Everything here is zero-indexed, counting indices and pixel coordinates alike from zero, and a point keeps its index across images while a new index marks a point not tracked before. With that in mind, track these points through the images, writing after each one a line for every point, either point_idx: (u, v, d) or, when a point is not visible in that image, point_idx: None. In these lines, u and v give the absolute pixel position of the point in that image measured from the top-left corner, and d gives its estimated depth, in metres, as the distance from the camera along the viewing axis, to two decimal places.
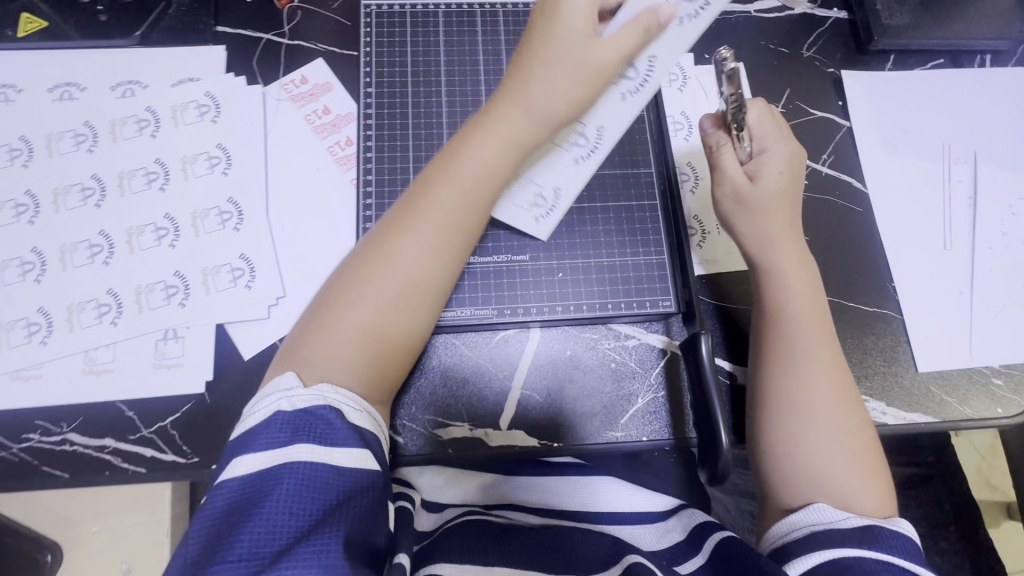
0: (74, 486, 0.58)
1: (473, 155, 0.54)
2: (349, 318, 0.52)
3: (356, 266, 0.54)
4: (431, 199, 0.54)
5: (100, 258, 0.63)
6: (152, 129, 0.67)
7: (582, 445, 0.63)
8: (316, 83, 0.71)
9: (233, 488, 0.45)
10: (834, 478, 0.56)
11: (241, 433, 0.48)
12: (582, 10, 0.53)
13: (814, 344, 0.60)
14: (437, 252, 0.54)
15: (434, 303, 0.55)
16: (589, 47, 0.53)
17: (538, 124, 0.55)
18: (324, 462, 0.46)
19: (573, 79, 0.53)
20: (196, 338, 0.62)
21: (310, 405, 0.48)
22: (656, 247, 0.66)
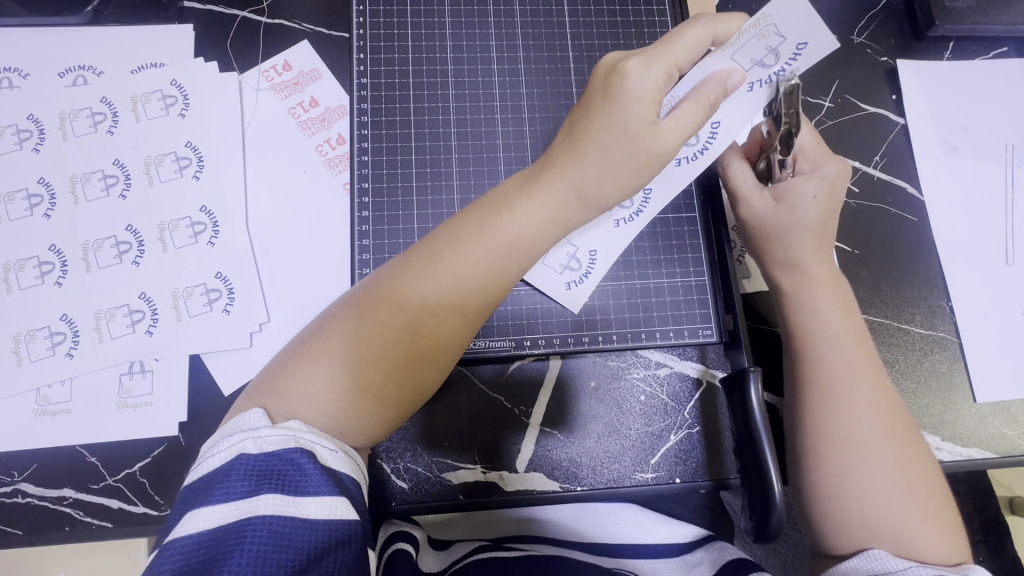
0: (29, 543, 0.50)
1: (514, 214, 0.46)
2: (328, 377, 0.42)
3: (356, 309, 0.45)
4: (454, 256, 0.45)
5: (51, 278, 0.55)
6: (109, 125, 0.58)
7: (606, 489, 0.56)
8: (301, 70, 0.61)
9: (181, 551, 0.35)
10: (889, 523, 0.46)
11: (197, 482, 0.38)
12: (655, 85, 0.45)
13: (858, 383, 0.49)
14: (456, 321, 0.46)
15: (437, 372, 0.46)
16: (658, 129, 0.45)
17: (584, 207, 0.48)
18: (295, 516, 0.36)
19: (629, 167, 0.46)
20: (167, 370, 0.54)
21: (278, 449, 0.39)
22: (696, 267, 0.59)
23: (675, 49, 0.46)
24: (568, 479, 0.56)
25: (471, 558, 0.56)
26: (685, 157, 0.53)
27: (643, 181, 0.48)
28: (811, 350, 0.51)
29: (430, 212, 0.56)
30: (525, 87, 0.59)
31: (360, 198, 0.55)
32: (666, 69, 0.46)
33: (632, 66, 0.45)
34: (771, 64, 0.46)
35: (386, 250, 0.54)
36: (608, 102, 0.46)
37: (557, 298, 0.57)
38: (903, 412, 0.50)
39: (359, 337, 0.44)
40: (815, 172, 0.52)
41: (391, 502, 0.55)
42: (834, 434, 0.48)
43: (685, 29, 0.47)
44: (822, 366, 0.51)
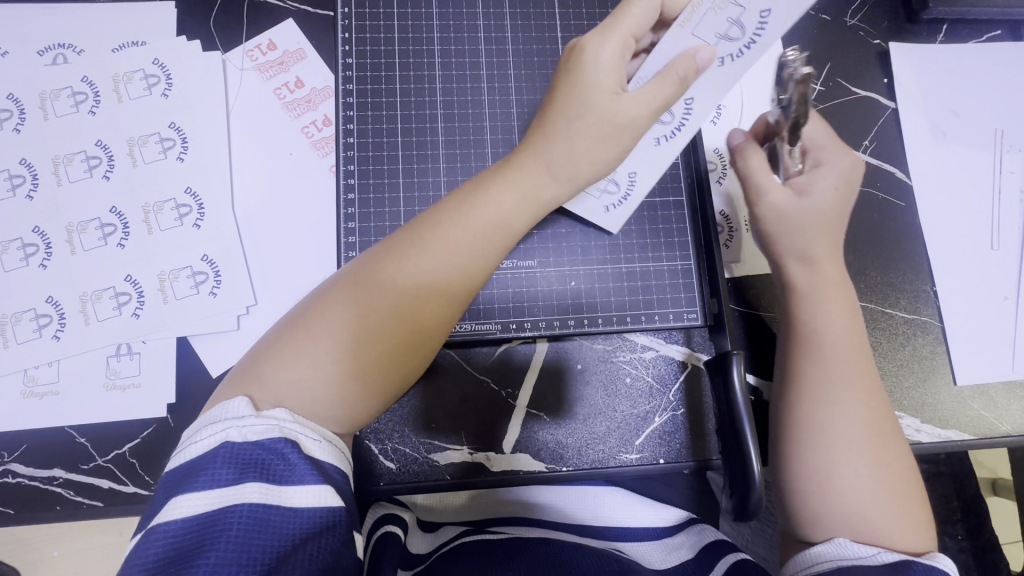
0: (21, 522, 0.51)
1: (491, 195, 0.46)
2: (313, 359, 0.43)
3: (340, 295, 0.45)
4: (436, 236, 0.45)
5: (35, 259, 0.54)
6: (90, 104, 0.57)
7: (594, 470, 0.57)
8: (286, 50, 0.60)
9: (167, 536, 0.36)
10: (863, 514, 0.47)
11: (180, 467, 0.39)
12: (613, 59, 0.45)
13: (849, 376, 0.50)
14: (437, 302, 0.46)
15: (420, 352, 0.47)
16: (623, 99, 0.45)
17: (560, 184, 0.47)
18: (280, 505, 0.37)
19: (602, 143, 0.46)
20: (155, 352, 0.54)
21: (263, 438, 0.39)
22: (683, 252, 0.59)
23: (628, 19, 0.46)
24: (557, 461, 0.57)
25: (458, 542, 0.57)
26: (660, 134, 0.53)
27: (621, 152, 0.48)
28: (808, 342, 0.52)
29: (417, 195, 0.55)
30: (513, 68, 0.59)
31: (346, 180, 0.55)
32: (622, 40, 0.46)
33: (589, 41, 0.46)
34: (738, 37, 0.45)
35: (372, 233, 0.54)
36: (574, 83, 0.46)
37: (557, 293, 0.58)
38: (886, 407, 0.51)
39: (343, 321, 0.44)
40: (828, 164, 0.53)
41: (378, 482, 0.55)
42: (819, 428, 0.49)
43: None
44: (813, 358, 0.51)
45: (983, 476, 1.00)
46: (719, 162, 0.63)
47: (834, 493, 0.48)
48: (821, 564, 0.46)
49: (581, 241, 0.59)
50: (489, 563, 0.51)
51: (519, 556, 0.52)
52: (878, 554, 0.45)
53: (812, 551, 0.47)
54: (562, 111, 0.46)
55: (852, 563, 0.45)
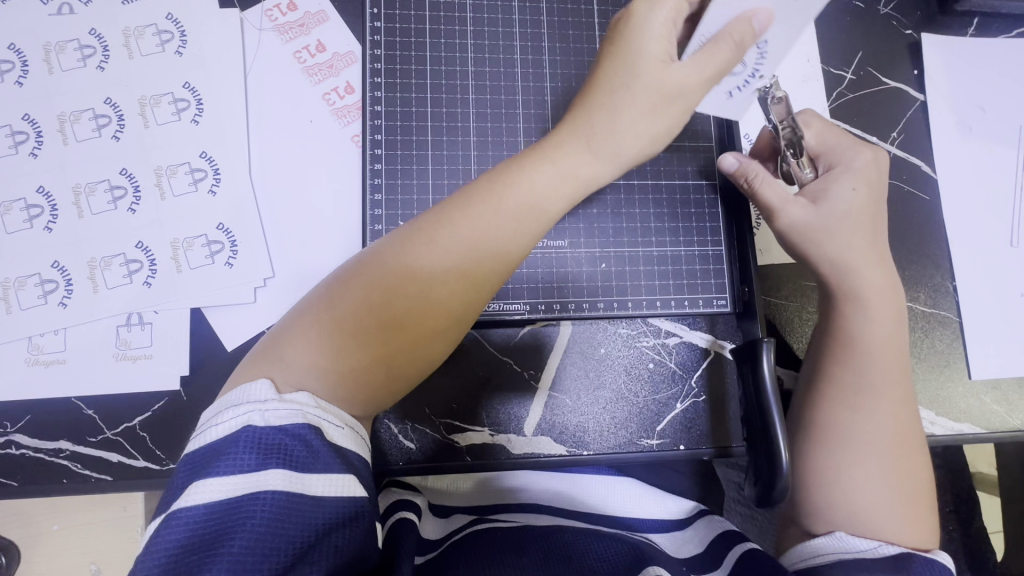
0: (25, 495, 0.49)
1: (524, 177, 0.44)
2: (337, 340, 0.42)
3: (363, 276, 0.43)
4: (465, 218, 0.43)
5: (40, 222, 0.51)
6: (99, 60, 0.54)
7: (612, 456, 0.57)
8: (307, 11, 0.58)
9: (189, 522, 0.34)
10: (876, 510, 0.47)
11: (201, 450, 0.37)
12: (664, 23, 0.44)
13: (889, 380, 0.50)
14: (467, 289, 0.44)
15: (446, 338, 0.45)
16: (672, 69, 0.43)
17: (599, 166, 0.46)
18: (303, 494, 0.36)
19: (649, 115, 0.45)
20: (166, 324, 0.52)
21: (286, 423, 0.38)
22: (714, 237, 0.58)
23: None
24: (576, 446, 0.57)
25: (470, 530, 0.56)
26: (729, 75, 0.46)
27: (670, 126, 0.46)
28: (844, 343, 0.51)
29: (445, 168, 0.53)
30: (547, 41, 0.56)
31: (372, 150, 0.53)
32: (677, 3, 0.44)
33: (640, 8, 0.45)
34: None
35: (399, 207, 0.52)
36: (626, 57, 0.45)
37: (585, 271, 0.56)
38: (913, 410, 0.51)
39: (366, 305, 0.42)
40: (842, 166, 0.53)
41: (395, 461, 0.54)
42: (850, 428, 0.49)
43: None
44: (851, 355, 0.51)
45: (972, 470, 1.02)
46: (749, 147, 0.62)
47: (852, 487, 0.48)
48: (822, 554, 0.46)
49: (611, 222, 0.57)
50: (506, 551, 0.50)
51: (533, 543, 0.52)
52: (879, 547, 0.45)
53: (814, 541, 0.47)
54: (608, 95, 0.45)
55: (853, 555, 0.45)
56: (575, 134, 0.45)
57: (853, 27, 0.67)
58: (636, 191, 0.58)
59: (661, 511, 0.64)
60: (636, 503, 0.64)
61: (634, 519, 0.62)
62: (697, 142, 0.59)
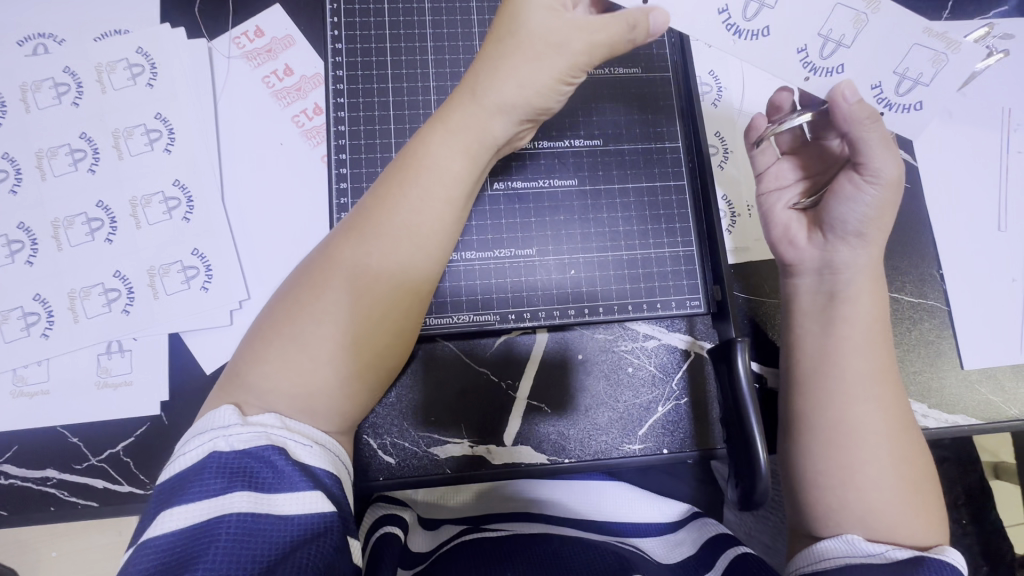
0: (15, 524, 0.50)
1: (431, 161, 0.45)
2: (285, 357, 0.42)
3: (299, 289, 0.44)
4: (384, 214, 0.44)
5: (21, 256, 0.53)
6: (74, 96, 0.55)
7: (595, 462, 0.56)
8: (274, 36, 0.59)
9: (156, 550, 0.34)
10: (875, 510, 0.46)
11: (170, 480, 0.38)
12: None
13: (875, 368, 0.48)
14: (397, 278, 0.44)
15: (393, 335, 0.45)
16: (556, 26, 0.43)
17: (496, 119, 0.45)
18: (269, 513, 0.36)
19: (541, 72, 0.43)
20: (146, 350, 0.53)
21: (250, 446, 0.38)
22: (685, 237, 0.57)
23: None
24: (557, 453, 0.56)
25: (459, 541, 0.56)
26: (806, 50, 0.43)
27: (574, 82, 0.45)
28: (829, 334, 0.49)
29: None
30: None
31: (337, 169, 0.53)
32: None
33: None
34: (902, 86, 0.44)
35: None
36: (507, 21, 0.44)
37: (557, 279, 0.56)
38: (904, 398, 0.49)
39: (310, 314, 0.43)
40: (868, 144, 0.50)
41: (376, 477, 0.54)
42: (837, 424, 0.48)
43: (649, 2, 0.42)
44: (847, 349, 0.49)
45: (987, 460, 0.98)
46: (720, 145, 0.62)
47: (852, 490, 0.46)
48: (827, 559, 0.44)
49: (580, 228, 0.57)
50: (490, 562, 0.50)
51: (519, 554, 0.51)
52: (889, 551, 0.43)
53: (820, 545, 0.45)
54: (491, 55, 0.44)
55: (860, 560, 0.43)
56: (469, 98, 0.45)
57: None
58: (604, 195, 0.57)
59: (653, 515, 0.63)
60: (628, 508, 0.63)
61: (626, 524, 0.61)
62: (663, 143, 0.58)
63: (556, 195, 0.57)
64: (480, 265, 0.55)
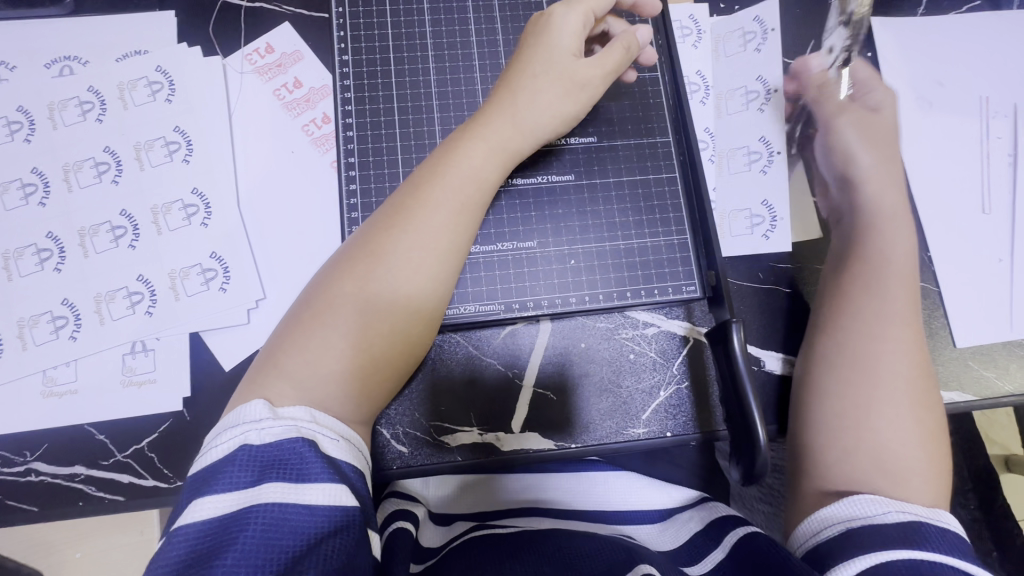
0: (45, 519, 0.52)
1: (463, 158, 0.51)
2: (329, 326, 0.47)
3: (340, 270, 0.49)
4: (421, 200, 0.50)
5: (49, 264, 0.56)
6: (97, 112, 0.59)
7: (602, 444, 0.58)
8: (283, 52, 0.62)
9: (188, 538, 0.36)
10: (894, 449, 0.50)
11: (202, 471, 0.40)
12: (577, 25, 0.54)
13: (899, 317, 0.55)
14: (428, 261, 0.49)
15: (423, 313, 0.50)
16: (580, 62, 0.53)
17: (521, 128, 0.53)
18: (297, 504, 0.38)
19: (562, 98, 0.53)
20: (168, 349, 0.55)
21: (280, 438, 0.41)
22: (678, 226, 0.60)
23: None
24: (564, 436, 0.58)
25: (469, 537, 0.58)
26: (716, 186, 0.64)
27: (582, 108, 0.54)
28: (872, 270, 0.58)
29: None
30: (503, 58, 0.60)
31: (347, 173, 0.57)
32: (585, 11, 0.54)
33: (558, 11, 0.55)
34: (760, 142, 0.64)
35: None
36: (541, 48, 0.53)
37: (558, 269, 0.58)
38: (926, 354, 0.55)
39: (348, 296, 0.47)
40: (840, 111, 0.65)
41: (390, 466, 0.56)
42: (868, 363, 0.54)
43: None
44: (868, 292, 0.57)
45: (993, 448, 0.99)
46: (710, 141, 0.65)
47: (867, 429, 0.51)
48: (827, 526, 0.46)
49: (578, 221, 0.59)
50: (501, 556, 0.52)
51: (529, 548, 0.53)
52: (889, 513, 0.44)
53: (822, 513, 0.47)
54: (520, 73, 0.53)
55: (860, 523, 0.45)
56: (498, 108, 0.53)
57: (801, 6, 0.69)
58: (599, 189, 0.60)
59: (660, 502, 0.64)
60: (635, 497, 0.65)
61: (634, 512, 0.63)
62: (655, 138, 0.61)
63: (554, 190, 0.60)
64: (483, 258, 0.58)
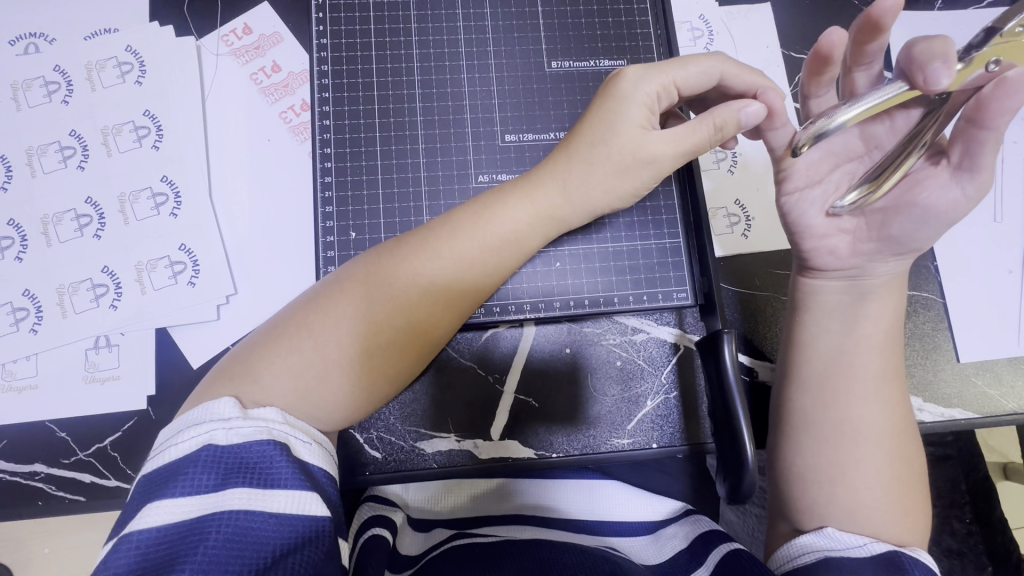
0: (3, 517, 0.50)
1: (505, 212, 0.48)
2: (317, 343, 0.44)
3: (343, 294, 0.46)
4: (449, 248, 0.47)
5: (11, 253, 0.53)
6: (64, 94, 0.56)
7: (584, 454, 0.56)
8: (261, 33, 0.59)
9: (140, 545, 0.34)
10: (870, 498, 0.45)
11: (161, 470, 0.37)
12: (650, 95, 0.47)
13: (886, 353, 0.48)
14: (444, 314, 0.47)
15: (425, 355, 0.48)
16: (650, 137, 0.47)
17: (569, 203, 0.49)
18: (262, 513, 0.36)
19: (620, 175, 0.48)
20: (133, 345, 0.53)
21: (249, 440, 0.38)
22: (671, 229, 0.57)
23: (679, 68, 0.47)
24: (543, 447, 0.56)
25: (446, 547, 0.55)
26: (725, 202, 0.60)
27: (636, 188, 0.49)
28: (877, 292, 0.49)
29: (394, 178, 0.54)
30: (492, 46, 0.57)
31: (323, 164, 0.53)
32: (665, 83, 0.47)
33: (633, 72, 0.48)
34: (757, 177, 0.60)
35: (351, 217, 0.53)
36: (612, 107, 0.48)
37: (542, 272, 0.55)
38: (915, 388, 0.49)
39: (337, 320, 0.44)
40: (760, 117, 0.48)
41: (363, 472, 0.54)
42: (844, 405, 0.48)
43: (699, 57, 0.47)
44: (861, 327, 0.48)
45: (993, 460, 0.96)
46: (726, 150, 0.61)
47: (846, 479, 0.46)
48: (805, 554, 0.44)
49: None
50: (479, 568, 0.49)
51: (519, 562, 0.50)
52: (868, 544, 0.43)
53: (799, 541, 0.45)
54: (586, 134, 0.48)
55: (838, 553, 0.43)
56: (552, 169, 0.49)
57: None
58: None
59: (645, 513, 0.62)
60: (620, 507, 0.63)
61: (619, 524, 0.61)
62: None
63: None
64: None
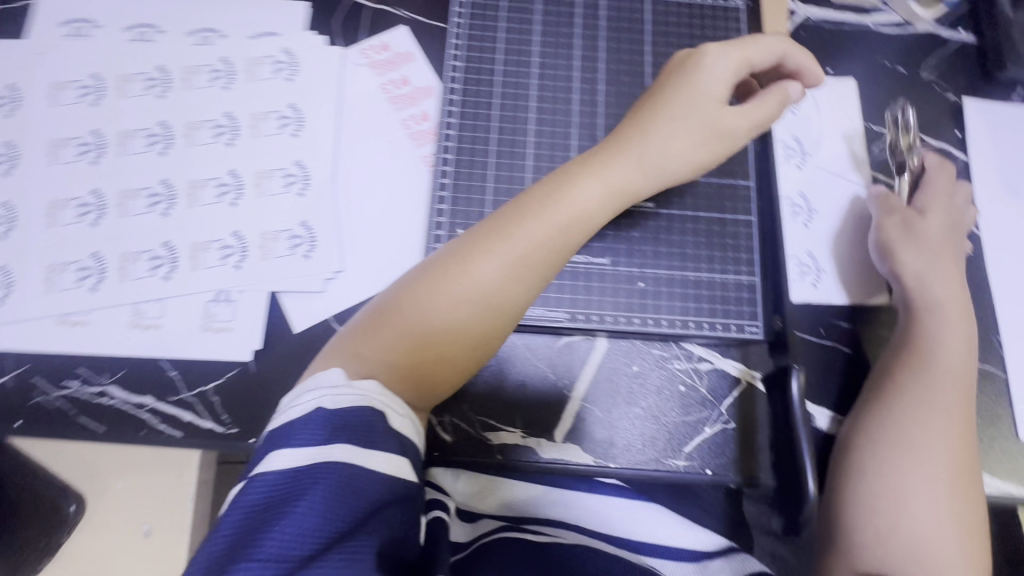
0: (108, 440, 0.56)
1: (579, 188, 0.50)
2: (403, 323, 0.48)
3: (418, 278, 0.49)
4: (523, 225, 0.49)
5: (158, 208, 0.61)
6: (225, 81, 0.65)
7: (643, 471, 0.58)
8: (396, 51, 0.67)
9: (265, 485, 0.39)
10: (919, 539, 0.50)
11: (278, 427, 0.42)
12: (726, 70, 0.54)
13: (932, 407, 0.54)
14: (518, 287, 0.49)
15: (502, 325, 0.50)
16: (727, 110, 0.53)
17: (645, 175, 0.52)
18: (368, 469, 0.40)
19: (699, 139, 0.52)
20: (248, 303, 0.59)
21: (353, 406, 0.43)
22: (748, 268, 0.61)
23: (749, 47, 0.54)
24: (604, 456, 0.58)
25: (496, 536, 0.57)
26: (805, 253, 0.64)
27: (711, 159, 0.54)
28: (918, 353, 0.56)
29: (504, 190, 0.61)
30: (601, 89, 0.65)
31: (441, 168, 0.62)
32: (739, 59, 0.54)
33: (711, 51, 0.55)
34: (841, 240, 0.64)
35: (460, 215, 0.61)
36: (688, 81, 0.54)
37: (625, 289, 0.60)
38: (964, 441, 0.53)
39: (416, 300, 0.48)
40: None
41: (433, 451, 0.57)
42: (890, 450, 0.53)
43: (763, 40, 0.55)
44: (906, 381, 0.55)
45: None
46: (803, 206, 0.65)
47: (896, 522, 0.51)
48: None
49: (651, 247, 0.61)
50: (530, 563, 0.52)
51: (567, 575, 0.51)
52: None
53: None
54: (659, 107, 0.53)
55: None
56: (624, 151, 0.52)
57: (892, 77, 0.70)
58: (676, 220, 0.62)
59: None
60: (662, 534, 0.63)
61: None
62: (736, 181, 0.63)
63: (632, 215, 0.61)
64: None
